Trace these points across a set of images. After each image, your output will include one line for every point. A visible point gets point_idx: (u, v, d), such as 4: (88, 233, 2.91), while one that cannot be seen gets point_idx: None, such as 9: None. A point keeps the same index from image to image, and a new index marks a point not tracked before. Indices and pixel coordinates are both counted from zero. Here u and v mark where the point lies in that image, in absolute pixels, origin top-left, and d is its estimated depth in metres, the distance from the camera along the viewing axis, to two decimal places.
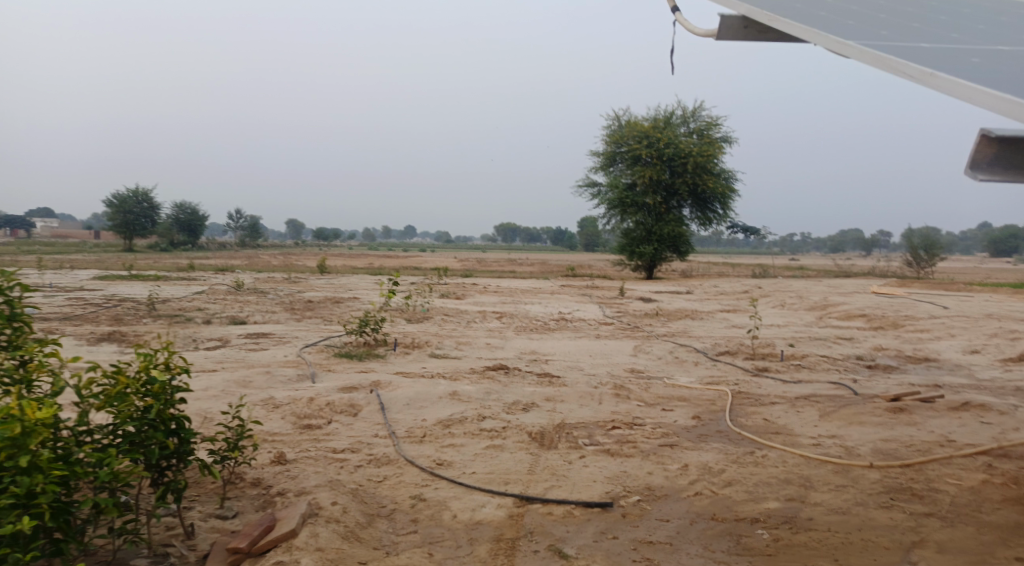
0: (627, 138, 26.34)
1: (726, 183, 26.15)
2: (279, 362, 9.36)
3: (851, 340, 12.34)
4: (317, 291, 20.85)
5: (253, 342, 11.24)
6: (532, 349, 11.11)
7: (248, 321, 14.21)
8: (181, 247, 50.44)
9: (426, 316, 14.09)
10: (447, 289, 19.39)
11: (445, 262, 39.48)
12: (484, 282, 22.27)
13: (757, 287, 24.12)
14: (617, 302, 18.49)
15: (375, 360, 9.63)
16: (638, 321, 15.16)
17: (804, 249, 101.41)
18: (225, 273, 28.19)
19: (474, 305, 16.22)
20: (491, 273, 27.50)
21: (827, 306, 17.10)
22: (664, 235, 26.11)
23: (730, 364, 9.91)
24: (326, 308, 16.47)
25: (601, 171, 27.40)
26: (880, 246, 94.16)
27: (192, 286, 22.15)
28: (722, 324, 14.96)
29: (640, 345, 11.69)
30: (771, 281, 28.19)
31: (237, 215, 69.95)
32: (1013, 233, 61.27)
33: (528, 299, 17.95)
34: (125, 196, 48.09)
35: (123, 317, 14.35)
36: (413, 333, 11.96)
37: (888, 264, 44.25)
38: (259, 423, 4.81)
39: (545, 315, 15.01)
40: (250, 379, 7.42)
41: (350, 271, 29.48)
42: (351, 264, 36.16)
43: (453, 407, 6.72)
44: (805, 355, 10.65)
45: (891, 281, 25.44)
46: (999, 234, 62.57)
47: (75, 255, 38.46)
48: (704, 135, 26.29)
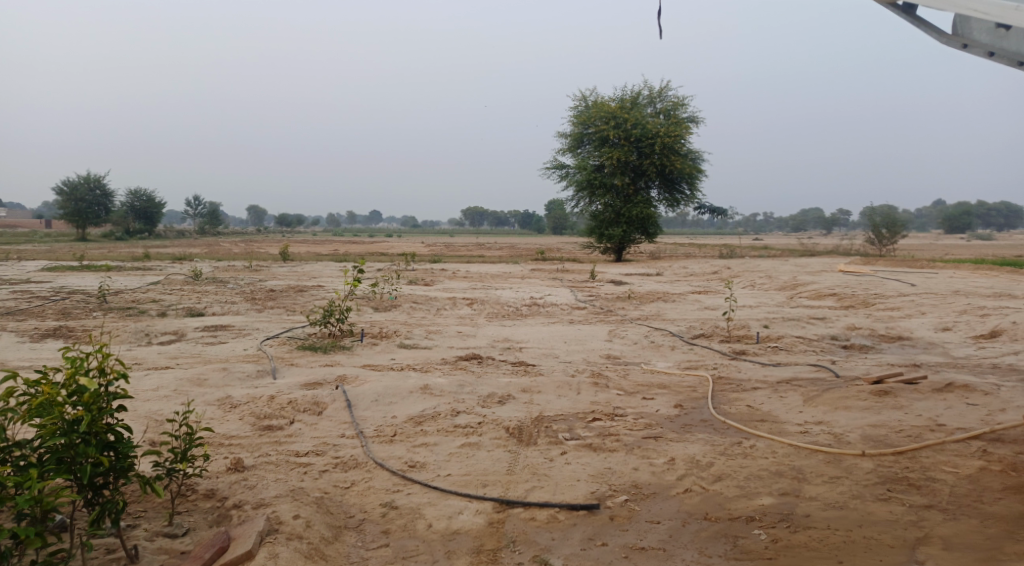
0: (594, 119, 26.04)
1: (693, 164, 26.05)
2: (239, 357, 8.89)
3: (824, 320, 12.26)
4: (280, 279, 20.24)
5: (211, 336, 10.72)
6: (505, 337, 10.79)
7: (206, 312, 13.64)
8: (139, 236, 49.00)
9: (394, 304, 13.66)
10: (414, 275, 18.95)
11: (412, 247, 38.89)
12: (452, 268, 21.87)
13: (727, 268, 24.12)
14: (588, 286, 18.25)
15: (341, 352, 9.21)
16: (611, 305, 14.94)
17: (768, 228, 102.62)
18: (184, 263, 27.31)
19: (443, 291, 15.82)
20: (460, 258, 27.08)
21: (798, 286, 17.07)
22: (632, 217, 25.94)
23: (707, 348, 9.71)
24: (289, 297, 15.95)
25: (568, 153, 27.09)
26: (841, 226, 95.73)
27: (149, 277, 21.36)
28: (695, 306, 14.81)
29: (614, 330, 11.45)
30: (739, 261, 28.23)
31: (196, 202, 68.19)
32: (968, 210, 62.61)
33: (498, 284, 17.62)
34: (77, 183, 46.53)
35: (73, 311, 13.65)
36: (380, 322, 11.54)
37: (850, 241, 44.85)
38: (211, 429, 4.42)
39: (516, 300, 14.68)
40: (207, 377, 6.97)
41: (315, 258, 28.80)
42: (316, 251, 35.41)
43: (424, 402, 6.37)
44: (781, 336, 10.51)
45: (857, 260, 25.66)
46: (955, 211, 63.84)
47: (25, 246, 37.04)
48: (671, 115, 26.11)
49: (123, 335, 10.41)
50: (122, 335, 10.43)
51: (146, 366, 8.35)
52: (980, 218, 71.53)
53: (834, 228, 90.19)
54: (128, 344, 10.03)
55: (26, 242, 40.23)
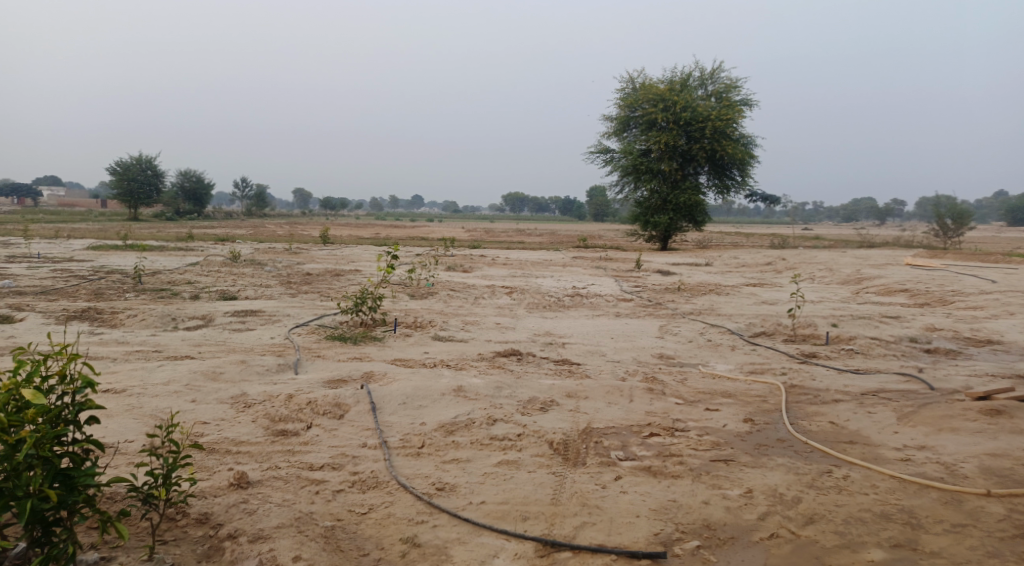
0: (642, 102, 24.90)
1: (746, 149, 24.79)
2: (263, 347, 8.29)
3: (897, 319, 11.20)
4: (318, 263, 19.74)
5: (239, 322, 10.15)
6: (547, 330, 10.03)
7: (238, 296, 13.15)
8: (188, 216, 49.45)
9: (431, 291, 13.00)
10: (453, 260, 18.28)
11: (453, 231, 38.27)
12: (493, 254, 21.14)
13: (781, 258, 22.88)
14: (634, 275, 17.33)
15: (371, 343, 8.54)
16: (660, 297, 14.02)
17: (818, 218, 99.39)
18: (225, 243, 27.08)
19: (481, 279, 15.09)
20: (501, 243, 26.29)
21: (862, 280, 15.90)
22: (680, 204, 24.83)
23: (771, 349, 8.80)
24: (325, 281, 15.39)
25: (614, 137, 26.03)
26: (895, 216, 92.21)
27: (188, 257, 21.08)
28: (752, 300, 13.82)
29: (666, 325, 10.59)
30: (792, 252, 26.91)
31: (243, 183, 68.67)
32: None
33: (539, 272, 16.83)
34: (129, 163, 47.07)
35: (105, 291, 13.28)
36: (415, 310, 10.88)
37: (910, 232, 42.67)
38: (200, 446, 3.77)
39: (559, 289, 13.88)
40: (223, 368, 6.35)
41: (355, 241, 28.30)
42: (357, 234, 35.06)
43: (457, 406, 5.64)
44: (853, 338, 9.52)
45: (921, 253, 24.20)
46: (1019, 202, 60.55)
47: (76, 225, 37.45)
48: (723, 97, 24.84)
49: (147, 318, 9.90)
50: (147, 319, 9.92)
51: (164, 354, 7.79)
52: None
53: (888, 219, 86.96)
54: (152, 329, 9.51)
55: (79, 221, 40.83)
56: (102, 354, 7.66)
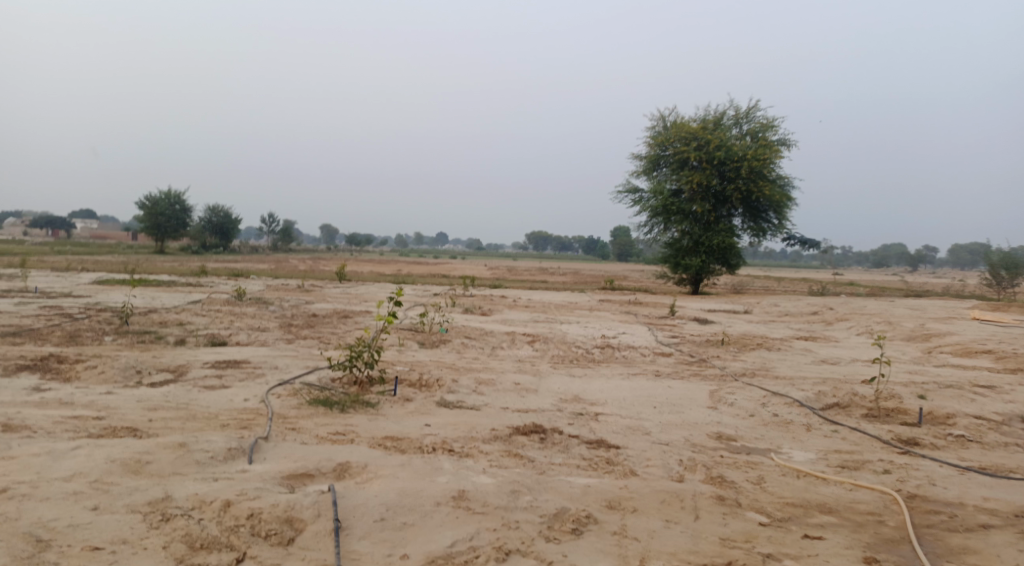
0: (674, 140, 23.40)
1: (784, 191, 23.11)
2: (230, 414, 6.76)
3: (992, 389, 9.45)
4: (327, 302, 18.28)
5: (215, 376, 8.62)
6: (576, 393, 8.42)
7: (228, 341, 11.67)
8: (212, 251, 48.80)
9: (443, 340, 11.45)
10: (471, 302, 16.76)
11: (475, 270, 37.02)
12: (514, 295, 19.57)
13: (828, 307, 21.05)
14: (670, 324, 15.62)
15: (362, 411, 6.99)
16: (702, 352, 12.32)
17: (847, 263, 96.87)
18: (236, 279, 25.76)
19: (501, 324, 13.51)
20: (523, 283, 24.63)
21: (930, 337, 14.04)
22: (713, 247, 23.15)
23: (857, 430, 7.08)
24: (329, 325, 13.90)
25: (644, 176, 24.50)
26: (928, 263, 89.29)
27: (193, 294, 19.71)
28: (809, 358, 12.05)
29: (718, 391, 8.91)
30: (835, 300, 24.99)
31: (270, 218, 68.39)
32: None
33: (565, 317, 15.19)
34: (157, 197, 46.44)
35: (80, 334, 11.84)
36: (421, 365, 9.32)
37: (957, 282, 40.16)
38: None
39: (587, 339, 12.23)
40: (151, 454, 4.78)
41: (372, 279, 26.88)
42: (378, 270, 33.69)
43: (456, 526, 4.07)
44: (951, 417, 7.79)
45: (980, 305, 22.23)
46: None
47: (98, 258, 36.62)
48: (760, 136, 23.26)
49: (106, 371, 8.38)
50: (105, 371, 8.39)
51: (103, 423, 6.25)
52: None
53: (922, 264, 84.16)
54: (108, 384, 7.99)
55: (103, 253, 40.21)
56: (25, 422, 6.12)
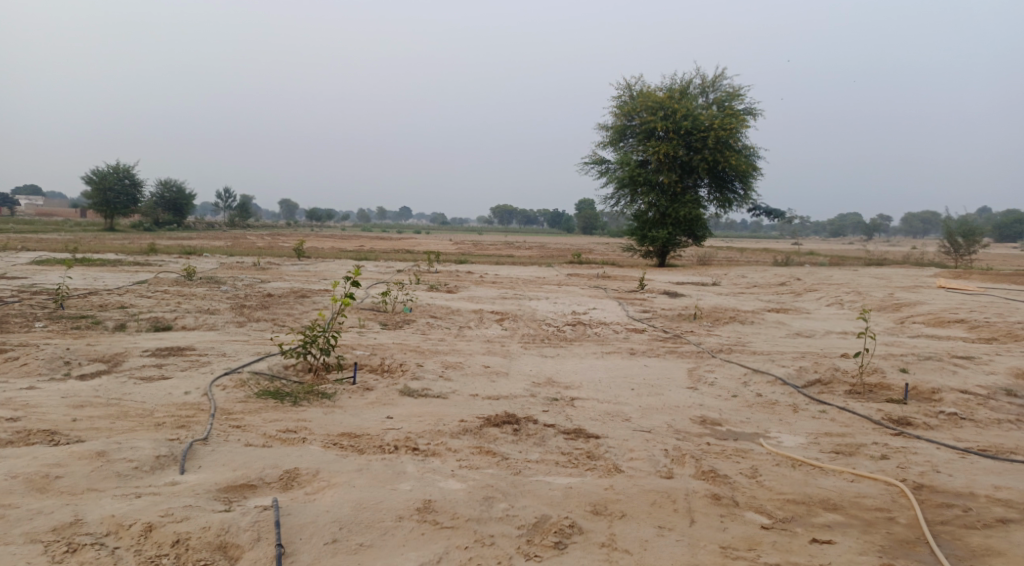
0: (639, 110, 22.84)
1: (750, 161, 22.77)
2: (168, 410, 6.07)
3: (974, 360, 9.20)
4: (284, 281, 17.44)
5: (156, 366, 7.88)
6: (549, 375, 7.90)
7: (175, 326, 10.87)
8: (167, 228, 47.07)
9: (406, 319, 10.82)
10: (436, 279, 16.11)
11: (440, 245, 36.29)
12: (479, 270, 18.95)
13: (794, 278, 20.86)
14: (641, 298, 15.19)
15: (317, 403, 6.36)
16: (676, 327, 11.89)
17: (807, 232, 98.05)
18: (189, 258, 24.64)
19: (467, 302, 12.91)
20: (489, 258, 24.02)
21: (902, 306, 13.84)
22: (680, 218, 22.76)
23: (847, 411, 6.70)
24: (286, 305, 13.13)
25: (609, 147, 23.95)
26: (884, 232, 90.86)
27: (141, 274, 18.65)
28: (783, 332, 11.72)
29: (697, 369, 8.48)
30: (801, 270, 24.87)
31: (227, 194, 66.41)
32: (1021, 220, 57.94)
33: (533, 293, 14.64)
34: (106, 173, 44.41)
35: (10, 320, 10.91)
36: (383, 348, 8.70)
37: (915, 251, 40.64)
38: None
39: (557, 316, 11.72)
40: (63, 467, 4.11)
41: (333, 255, 26.00)
42: (340, 247, 32.74)
43: (421, 547, 3.54)
44: (939, 393, 7.49)
45: (943, 273, 22.26)
46: (1006, 220, 59.06)
47: (46, 237, 34.94)
48: (725, 106, 22.81)
49: (31, 363, 7.58)
50: (30, 364, 7.59)
51: (18, 425, 5.52)
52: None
53: (879, 233, 85.62)
54: (32, 379, 7.21)
55: (50, 231, 38.46)
56: None
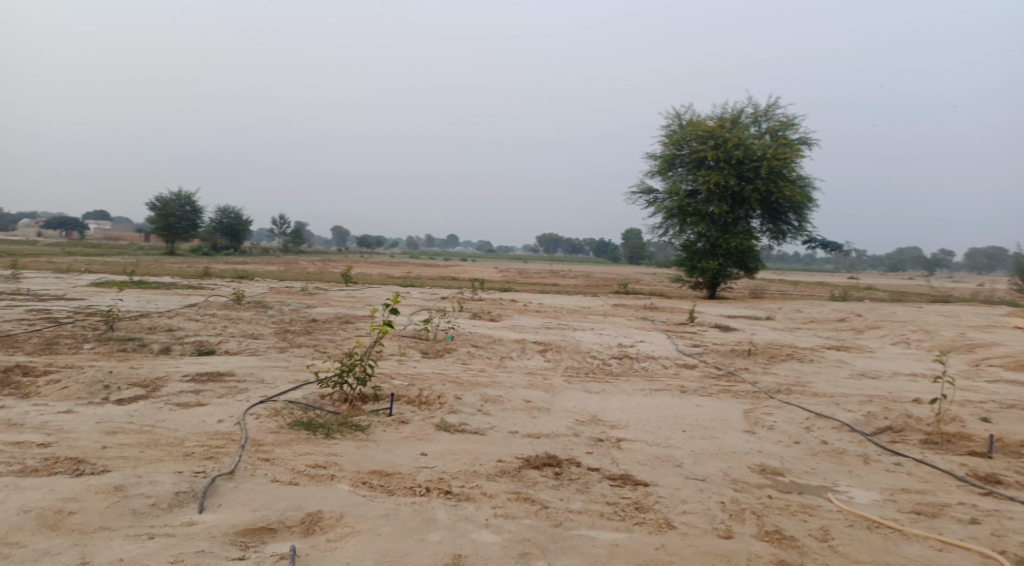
0: (690, 139, 22.36)
1: (805, 191, 22.01)
2: (198, 439, 5.86)
3: None
4: (329, 307, 17.38)
5: (193, 391, 7.72)
6: (594, 412, 7.47)
7: (216, 350, 10.78)
8: (223, 253, 48.13)
9: (447, 348, 10.52)
10: (480, 307, 15.83)
11: (486, 273, 36.11)
12: (525, 300, 18.61)
13: (853, 313, 19.93)
14: (691, 331, 14.61)
15: (350, 436, 6.07)
16: (729, 363, 11.31)
17: (864, 266, 95.05)
18: (239, 282, 24.96)
19: (511, 332, 12.57)
20: (535, 287, 23.68)
21: (974, 347, 12.97)
22: (731, 249, 22.06)
23: (924, 464, 6.11)
24: (328, 331, 12.98)
25: (658, 176, 23.48)
26: (945, 267, 87.46)
27: (191, 298, 18.85)
28: (845, 372, 11.02)
29: (753, 410, 7.93)
30: (860, 305, 23.82)
31: (281, 220, 67.85)
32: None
33: (579, 324, 14.21)
34: (167, 198, 45.74)
35: (58, 341, 10.98)
36: (422, 378, 8.41)
37: (981, 287, 38.76)
38: None
39: (603, 348, 11.27)
40: (77, 502, 3.88)
41: (380, 282, 25.98)
42: (387, 273, 32.81)
43: None
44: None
45: (1015, 311, 21.03)
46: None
47: (107, 259, 35.98)
48: (779, 135, 22.14)
49: (69, 385, 7.50)
50: (68, 386, 7.51)
51: (46, 452, 5.35)
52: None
53: (941, 269, 82.39)
54: (69, 403, 7.10)
55: (113, 254, 39.64)
56: None
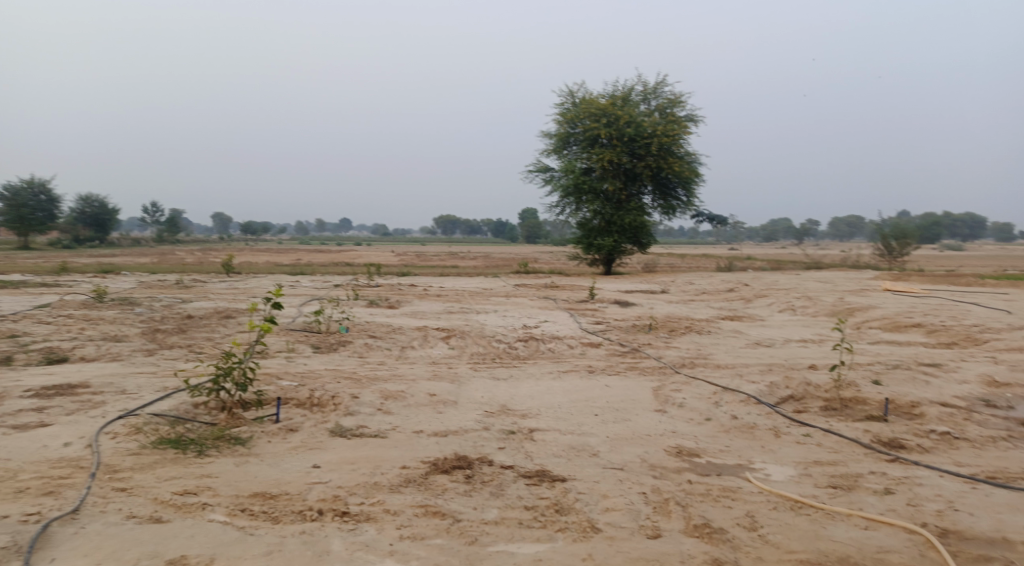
0: (583, 117, 22.27)
1: (693, 167, 22.48)
2: (40, 469, 4.97)
3: (941, 367, 8.82)
4: (209, 300, 16.04)
5: (38, 408, 6.68)
6: (502, 402, 7.06)
7: (72, 357, 9.55)
8: (88, 245, 44.23)
9: (341, 341, 9.80)
10: (375, 294, 15.07)
11: (381, 257, 35.00)
12: (422, 283, 17.97)
13: (741, 284, 20.58)
14: (593, 309, 14.49)
15: (229, 451, 5.36)
16: (633, 340, 11.22)
17: (742, 237, 100.02)
18: (106, 276, 22.80)
19: (409, 318, 11.95)
20: (432, 270, 23.03)
21: (855, 311, 13.55)
22: (625, 226, 22.25)
23: (832, 433, 6.10)
24: (207, 328, 11.88)
25: (553, 155, 23.28)
26: (814, 236, 93.47)
27: (48, 297, 16.93)
28: (743, 342, 11.18)
29: (662, 388, 7.76)
30: (746, 275, 24.72)
31: (154, 208, 63.27)
32: (937, 224, 60.54)
33: (480, 306, 13.75)
34: (19, 187, 41.41)
35: None
36: (313, 376, 7.70)
37: (848, 253, 41.48)
38: None
39: (507, 331, 10.88)
40: None
41: (266, 270, 24.48)
42: (274, 261, 31.10)
43: None
44: (919, 407, 7.00)
45: (882, 275, 22.43)
46: (921, 223, 61.66)
47: None
48: (668, 112, 22.43)
49: None
50: None
51: None
52: (949, 228, 75.12)
53: (810, 238, 87.97)
54: None
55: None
56: None
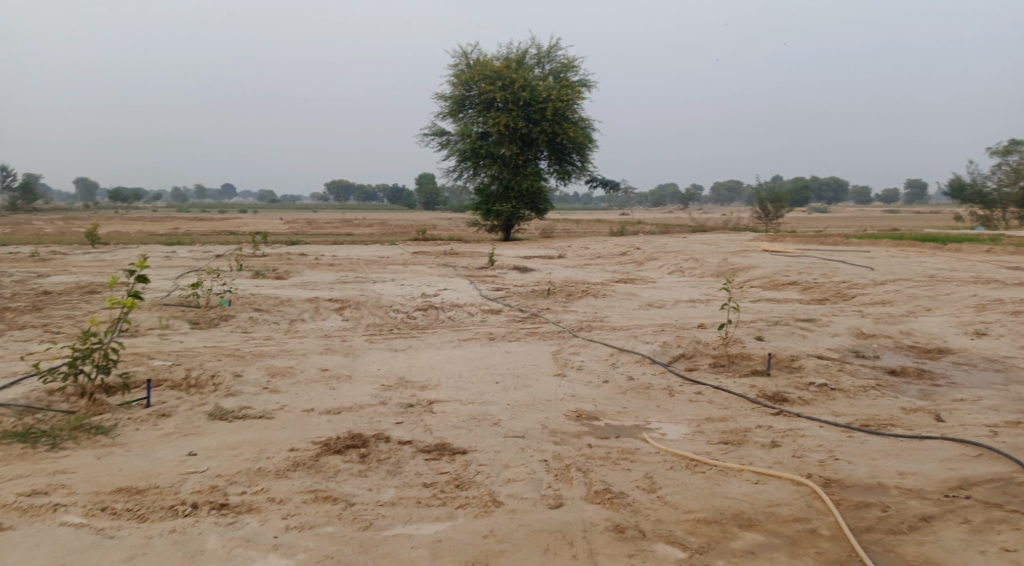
0: (477, 80, 21.90)
1: (587, 133, 22.68)
2: None
3: (817, 322, 9.34)
4: (75, 275, 14.72)
5: None
6: (399, 374, 6.84)
7: None
8: None
9: (225, 315, 9.22)
10: (263, 264, 14.32)
11: (269, 225, 33.45)
12: (313, 252, 17.25)
13: (633, 247, 21.09)
14: (491, 275, 14.40)
15: (90, 442, 4.87)
16: (530, 305, 11.21)
17: (632, 201, 102.89)
18: None
19: (300, 289, 11.43)
20: (324, 238, 22.21)
21: (739, 271, 14.15)
22: (522, 191, 22.22)
23: (722, 390, 6.29)
24: (71, 306, 10.88)
25: (449, 119, 22.81)
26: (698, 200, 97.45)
27: None
28: (636, 303, 11.42)
29: (560, 352, 7.77)
30: (637, 238, 25.38)
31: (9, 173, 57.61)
32: (809, 187, 64.49)
33: (376, 275, 13.35)
34: None
35: None
36: (191, 354, 7.17)
37: (730, 217, 43.50)
38: None
39: (404, 300, 10.60)
40: None
41: (140, 241, 22.80)
42: (150, 230, 29.08)
43: None
44: (799, 361, 7.36)
45: (762, 236, 23.60)
46: (794, 187, 65.47)
47: None
48: (562, 77, 22.42)
49: None
50: None
51: None
52: (819, 191, 80.32)
53: (696, 202, 91.68)
54: None
55: None
56: None
